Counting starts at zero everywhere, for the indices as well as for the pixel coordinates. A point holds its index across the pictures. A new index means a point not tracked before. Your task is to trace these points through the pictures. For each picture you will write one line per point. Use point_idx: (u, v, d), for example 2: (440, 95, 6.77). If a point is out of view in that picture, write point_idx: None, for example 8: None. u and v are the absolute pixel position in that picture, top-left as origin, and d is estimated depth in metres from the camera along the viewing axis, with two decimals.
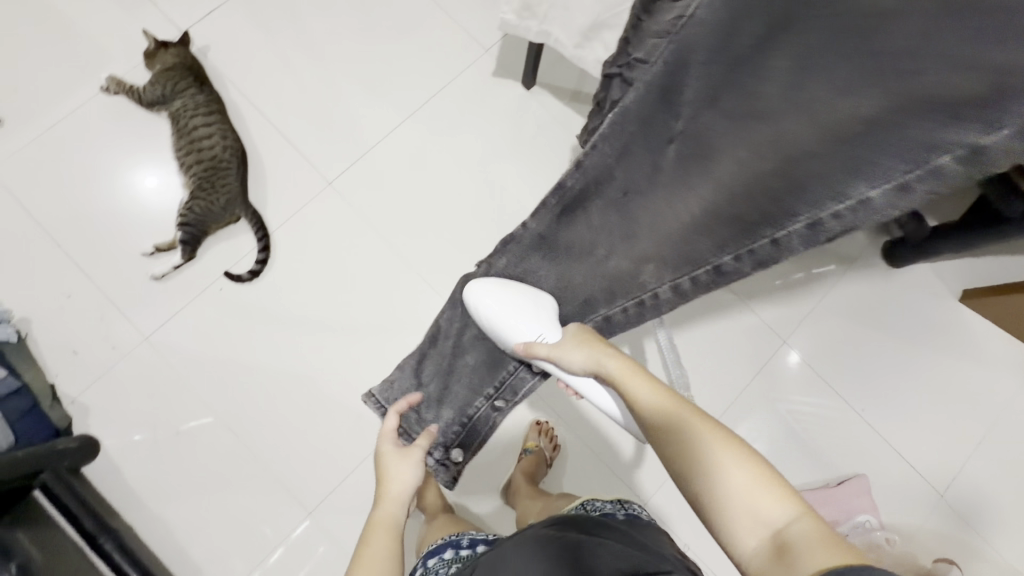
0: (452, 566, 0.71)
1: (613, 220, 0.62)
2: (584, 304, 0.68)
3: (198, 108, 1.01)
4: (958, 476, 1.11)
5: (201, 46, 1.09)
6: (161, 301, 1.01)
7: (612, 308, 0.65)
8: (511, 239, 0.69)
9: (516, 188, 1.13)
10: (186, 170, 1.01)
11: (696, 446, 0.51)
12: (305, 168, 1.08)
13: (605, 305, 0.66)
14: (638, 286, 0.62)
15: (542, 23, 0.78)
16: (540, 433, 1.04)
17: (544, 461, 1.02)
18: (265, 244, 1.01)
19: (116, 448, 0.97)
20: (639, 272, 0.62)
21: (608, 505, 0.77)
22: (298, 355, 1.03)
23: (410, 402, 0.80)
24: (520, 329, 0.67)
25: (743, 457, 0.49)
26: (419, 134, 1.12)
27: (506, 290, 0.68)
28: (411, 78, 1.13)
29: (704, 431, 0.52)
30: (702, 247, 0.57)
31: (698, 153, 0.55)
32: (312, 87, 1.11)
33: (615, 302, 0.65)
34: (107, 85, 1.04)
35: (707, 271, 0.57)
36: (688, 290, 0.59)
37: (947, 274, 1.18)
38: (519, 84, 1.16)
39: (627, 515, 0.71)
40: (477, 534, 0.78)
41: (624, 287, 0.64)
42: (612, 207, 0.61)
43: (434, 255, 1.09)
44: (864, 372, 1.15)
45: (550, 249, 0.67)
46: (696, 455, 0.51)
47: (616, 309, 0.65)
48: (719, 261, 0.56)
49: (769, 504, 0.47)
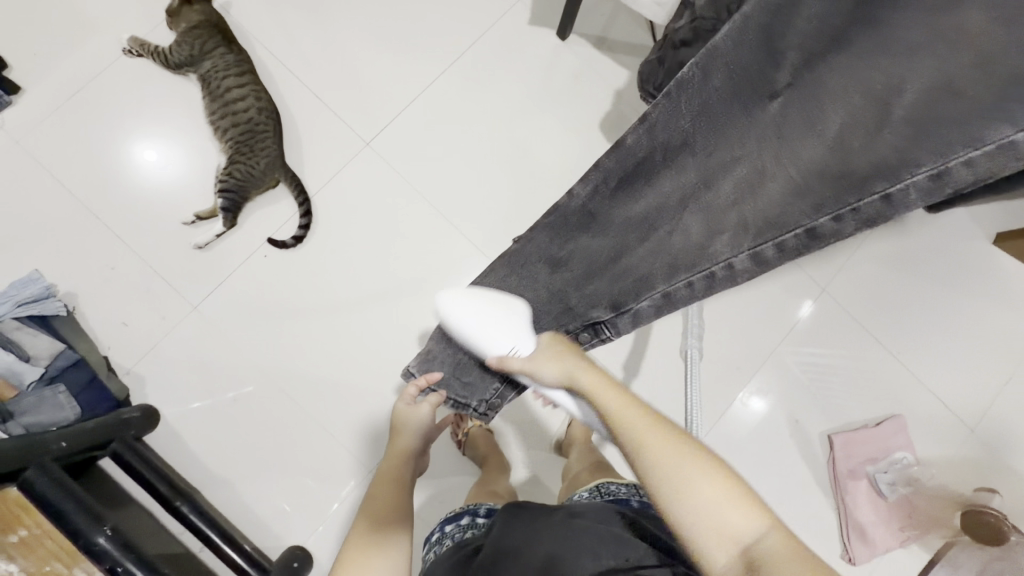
0: (469, 532, 0.72)
1: (687, 180, 0.51)
2: (638, 281, 0.57)
3: (228, 68, 0.98)
4: (988, 410, 1.15)
5: (223, 2, 1.05)
6: (206, 270, 1.00)
7: (673, 283, 0.55)
8: (551, 211, 0.59)
9: (556, 142, 1.11)
10: (222, 134, 0.99)
11: (661, 464, 0.45)
12: (342, 128, 1.06)
13: (664, 281, 0.55)
14: (708, 254, 0.52)
15: None
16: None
17: None
18: (307, 209, 1.00)
19: (175, 416, 0.98)
20: (711, 242, 0.52)
21: (623, 488, 0.74)
22: (347, 318, 1.03)
23: (429, 379, 0.74)
24: (490, 343, 0.61)
25: (720, 473, 0.44)
26: (453, 90, 1.09)
27: (480, 304, 0.62)
28: (442, 31, 1.10)
29: (675, 454, 0.45)
30: (796, 208, 0.47)
31: (805, 104, 0.45)
32: (341, 43, 1.08)
33: (677, 276, 0.54)
34: (130, 46, 1.00)
35: (797, 235, 0.47)
36: (771, 259, 0.49)
37: (980, 217, 1.20)
38: (553, 34, 1.13)
39: (643, 503, 0.69)
40: (492, 505, 0.80)
41: (689, 259, 0.53)
42: (684, 171, 0.51)
43: (476, 214, 1.08)
44: (901, 316, 1.17)
45: (599, 225, 0.57)
46: (664, 479, 0.44)
47: (679, 284, 0.54)
48: (814, 223, 0.46)
49: (739, 518, 0.42)
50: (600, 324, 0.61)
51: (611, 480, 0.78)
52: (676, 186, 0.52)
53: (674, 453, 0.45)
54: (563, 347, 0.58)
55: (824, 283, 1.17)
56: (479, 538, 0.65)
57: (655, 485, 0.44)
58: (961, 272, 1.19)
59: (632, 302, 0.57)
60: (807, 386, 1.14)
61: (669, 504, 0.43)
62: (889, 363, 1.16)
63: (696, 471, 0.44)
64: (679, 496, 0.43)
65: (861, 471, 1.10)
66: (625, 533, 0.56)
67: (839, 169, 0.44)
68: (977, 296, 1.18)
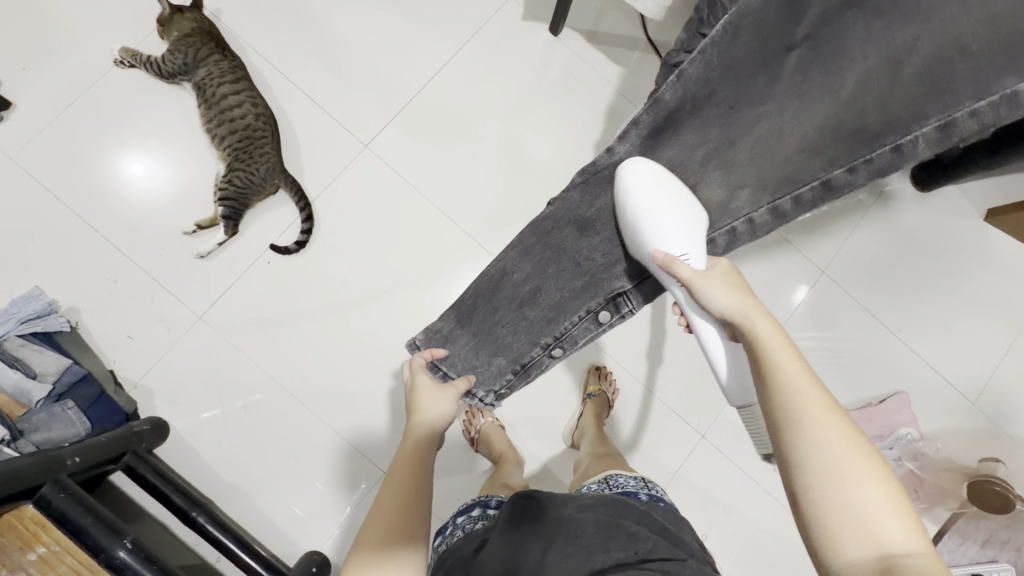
0: (480, 522, 0.72)
1: (712, 135, 0.57)
2: (670, 239, 0.61)
3: (223, 75, 0.97)
4: (988, 383, 1.18)
5: (214, 9, 1.05)
6: (209, 279, 1.00)
7: (718, 229, 0.61)
8: (594, 166, 0.63)
9: (554, 136, 1.11)
10: (219, 142, 0.98)
11: (830, 448, 0.41)
12: (340, 131, 1.06)
13: (708, 228, 0.61)
14: (729, 212, 0.60)
15: None
16: (598, 377, 1.08)
17: (607, 403, 1.05)
18: (308, 213, 0.99)
19: (185, 427, 0.97)
20: (731, 198, 0.60)
21: (631, 482, 0.73)
22: (353, 321, 1.03)
23: (434, 355, 0.73)
24: (661, 243, 0.57)
25: (884, 480, 0.40)
26: (449, 88, 1.10)
27: (655, 183, 0.58)
28: (436, 30, 1.10)
29: (847, 445, 0.41)
30: (814, 163, 0.54)
31: (823, 61, 0.51)
32: (335, 45, 1.08)
33: (721, 224, 0.60)
34: (121, 57, 0.99)
35: (815, 187, 0.55)
36: (789, 211, 0.57)
37: (972, 194, 1.22)
38: (545, 29, 1.14)
39: (652, 497, 0.68)
40: (504, 498, 0.81)
41: (715, 214, 0.61)
42: (710, 124, 0.57)
43: (477, 212, 1.08)
44: (900, 294, 1.19)
45: (639, 176, 0.60)
46: (812, 432, 0.42)
47: (709, 237, 0.61)
48: (829, 175, 0.54)
49: (894, 528, 0.38)
50: (622, 296, 0.65)
51: (619, 473, 0.78)
52: (702, 141, 0.58)
53: (845, 443, 0.41)
54: (741, 287, 0.53)
55: (824, 265, 1.18)
56: (486, 530, 0.64)
57: (799, 426, 0.42)
58: (956, 248, 1.21)
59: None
60: (811, 367, 1.16)
61: (818, 447, 0.41)
62: (891, 340, 1.18)
63: (853, 451, 0.41)
64: (837, 482, 0.40)
65: None
66: (634, 529, 0.55)
67: (853, 125, 0.51)
68: (973, 270, 1.20)
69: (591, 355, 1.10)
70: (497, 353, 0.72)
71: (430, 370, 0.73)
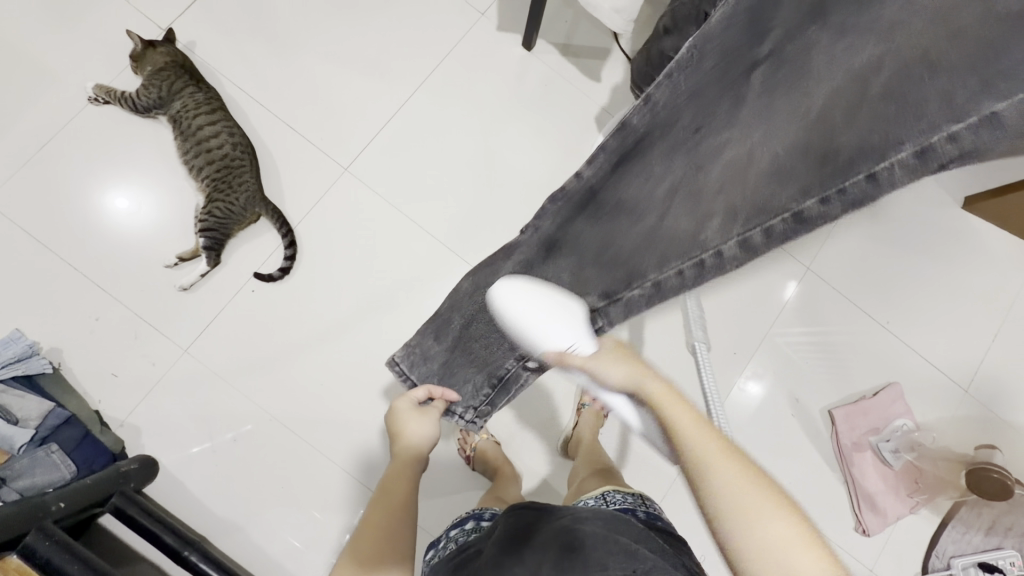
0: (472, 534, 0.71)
1: (678, 163, 0.51)
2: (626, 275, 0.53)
3: (199, 106, 0.98)
4: (979, 369, 1.18)
5: (187, 42, 1.05)
6: (193, 311, 0.99)
7: (662, 272, 0.51)
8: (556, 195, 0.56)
9: (534, 149, 1.12)
10: (197, 174, 0.98)
11: (737, 498, 0.43)
12: (319, 156, 1.06)
13: (653, 271, 0.52)
14: (698, 244, 0.49)
15: None
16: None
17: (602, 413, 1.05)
18: (291, 239, 0.98)
19: (175, 464, 0.95)
20: (700, 231, 0.49)
21: (627, 498, 0.73)
22: (342, 345, 1.02)
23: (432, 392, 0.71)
24: (543, 329, 0.57)
25: (784, 511, 0.43)
26: (426, 107, 1.10)
27: (520, 299, 0.58)
28: (410, 50, 1.11)
29: (749, 488, 0.44)
30: (785, 192, 0.45)
31: (789, 77, 0.47)
32: (311, 71, 1.08)
33: (668, 265, 0.50)
34: (96, 94, 0.99)
35: (785, 219, 0.45)
36: (760, 246, 0.47)
37: (948, 184, 1.24)
38: (518, 45, 1.15)
39: (648, 515, 0.68)
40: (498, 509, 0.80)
41: (678, 249, 0.50)
42: (676, 149, 0.51)
43: (461, 228, 1.08)
44: (886, 286, 1.20)
45: (601, 207, 0.55)
46: (711, 470, 0.45)
47: (668, 274, 0.51)
48: (801, 206, 0.45)
49: (805, 560, 0.41)
50: (592, 315, 0.55)
51: (615, 488, 0.77)
52: (666, 169, 0.52)
53: (752, 488, 0.44)
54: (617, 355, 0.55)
55: (810, 261, 1.19)
56: (481, 540, 0.65)
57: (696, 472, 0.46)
58: (938, 236, 1.22)
59: (622, 295, 0.53)
60: (804, 363, 1.16)
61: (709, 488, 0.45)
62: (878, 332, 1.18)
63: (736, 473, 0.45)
64: (750, 529, 0.42)
65: (865, 443, 1.12)
66: (632, 546, 0.54)
67: (827, 142, 0.44)
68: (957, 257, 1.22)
69: None
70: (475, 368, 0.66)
71: (426, 398, 0.74)
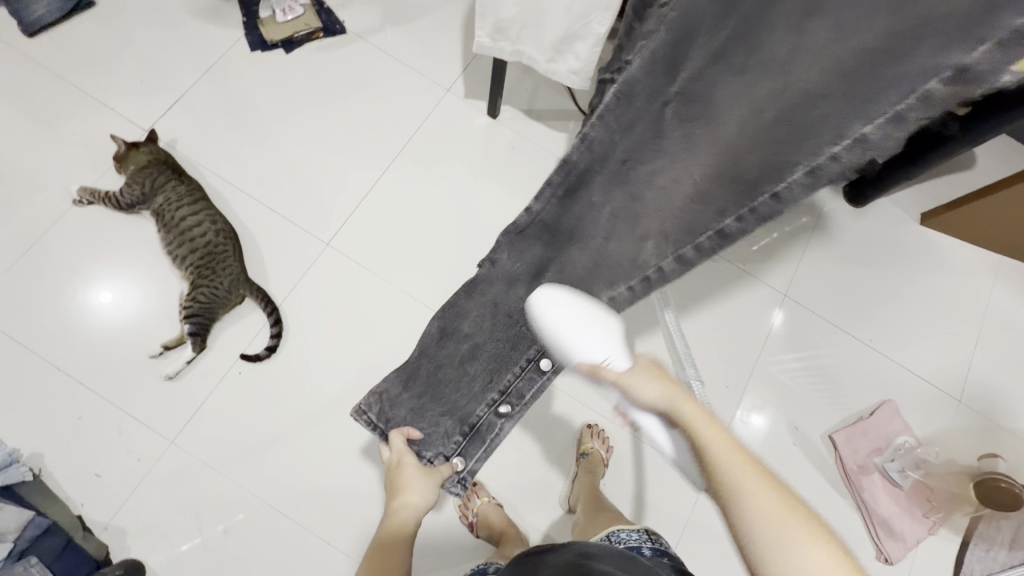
0: None
1: (617, 194, 0.51)
2: (582, 306, 0.57)
3: (181, 199, 1.01)
4: (968, 376, 1.20)
5: (169, 140, 1.11)
6: (179, 400, 0.98)
7: (614, 290, 0.56)
8: (512, 230, 0.58)
9: (508, 207, 1.17)
10: (181, 262, 1.00)
11: (766, 514, 0.46)
12: (300, 233, 1.09)
13: (605, 288, 0.57)
14: (640, 266, 0.54)
15: (515, 42, 0.89)
16: (591, 435, 1.05)
17: (602, 461, 1.02)
18: (276, 317, 1.00)
19: (163, 565, 0.91)
20: (639, 254, 0.53)
21: (634, 538, 0.73)
22: (333, 419, 1.01)
23: (410, 435, 0.71)
24: (586, 349, 0.59)
25: (814, 532, 0.46)
26: (402, 178, 1.16)
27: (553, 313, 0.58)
28: (383, 128, 1.18)
29: (780, 507, 0.47)
30: (705, 215, 0.49)
31: (701, 109, 0.44)
32: (289, 154, 1.14)
33: (617, 284, 0.56)
34: (80, 197, 1.03)
35: (710, 237, 0.50)
36: (692, 259, 0.52)
37: (903, 203, 1.31)
38: (484, 113, 1.22)
39: (655, 552, 0.66)
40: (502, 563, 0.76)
41: (623, 274, 0.55)
42: (614, 179, 0.50)
43: (444, 289, 1.10)
44: (863, 305, 1.23)
45: (553, 236, 0.56)
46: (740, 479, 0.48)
47: (619, 292, 0.57)
48: (722, 224, 0.48)
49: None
50: (553, 355, 0.62)
51: (623, 530, 0.77)
52: (606, 199, 0.52)
53: (779, 505, 0.47)
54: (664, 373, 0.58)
55: (787, 288, 1.22)
56: None
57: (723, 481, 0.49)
58: (903, 253, 1.27)
59: (592, 322, 0.59)
60: (797, 389, 1.17)
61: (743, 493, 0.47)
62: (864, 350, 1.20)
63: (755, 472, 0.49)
64: (777, 546, 0.45)
65: (870, 465, 1.11)
66: None
67: (733, 169, 0.45)
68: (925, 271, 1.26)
69: (580, 414, 1.08)
70: (442, 414, 0.69)
71: (414, 449, 0.72)
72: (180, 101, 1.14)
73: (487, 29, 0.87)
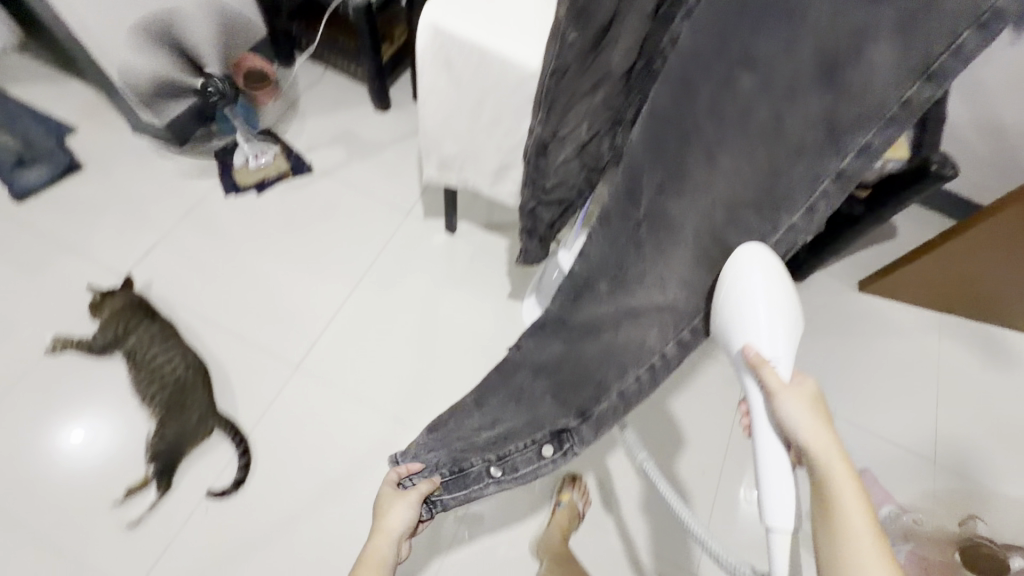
0: None
1: (608, 305, 0.66)
2: (597, 386, 0.66)
3: (153, 339, 1.05)
4: (937, 435, 1.22)
5: (144, 282, 1.17)
6: (141, 546, 0.94)
7: (624, 381, 0.63)
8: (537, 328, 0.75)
9: (472, 313, 1.23)
10: (150, 402, 1.01)
11: None
12: (271, 358, 1.12)
13: (615, 381, 0.64)
14: (646, 351, 0.62)
15: (460, 174, 0.99)
16: (574, 487, 1.08)
17: (577, 513, 1.06)
18: (245, 447, 1.01)
19: None
20: (645, 339, 0.62)
21: None
22: (304, 550, 0.97)
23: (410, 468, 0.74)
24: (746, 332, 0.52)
25: None
26: (369, 296, 1.22)
27: (745, 290, 0.52)
28: (349, 251, 1.27)
29: None
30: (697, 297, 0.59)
31: (663, 227, 0.58)
32: (261, 284, 1.21)
33: (628, 373, 0.63)
34: (53, 345, 1.07)
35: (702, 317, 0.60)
36: (690, 341, 0.61)
37: (840, 273, 1.40)
38: (443, 229, 1.32)
39: None
40: None
41: (632, 357, 0.63)
42: (605, 297, 0.66)
43: (414, 399, 1.12)
44: (822, 374, 1.28)
45: (568, 329, 0.71)
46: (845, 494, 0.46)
47: (629, 381, 0.63)
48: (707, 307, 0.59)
49: None
50: (566, 433, 0.68)
51: None
52: (609, 304, 0.66)
53: None
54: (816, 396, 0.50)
55: None
56: None
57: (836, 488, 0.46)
58: (850, 320, 1.35)
59: (595, 405, 0.66)
60: None
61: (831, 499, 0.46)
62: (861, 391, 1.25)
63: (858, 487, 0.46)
64: None
65: None
66: None
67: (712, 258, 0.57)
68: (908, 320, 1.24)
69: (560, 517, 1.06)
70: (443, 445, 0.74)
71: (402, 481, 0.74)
72: (163, 238, 1.24)
73: (434, 166, 0.99)
